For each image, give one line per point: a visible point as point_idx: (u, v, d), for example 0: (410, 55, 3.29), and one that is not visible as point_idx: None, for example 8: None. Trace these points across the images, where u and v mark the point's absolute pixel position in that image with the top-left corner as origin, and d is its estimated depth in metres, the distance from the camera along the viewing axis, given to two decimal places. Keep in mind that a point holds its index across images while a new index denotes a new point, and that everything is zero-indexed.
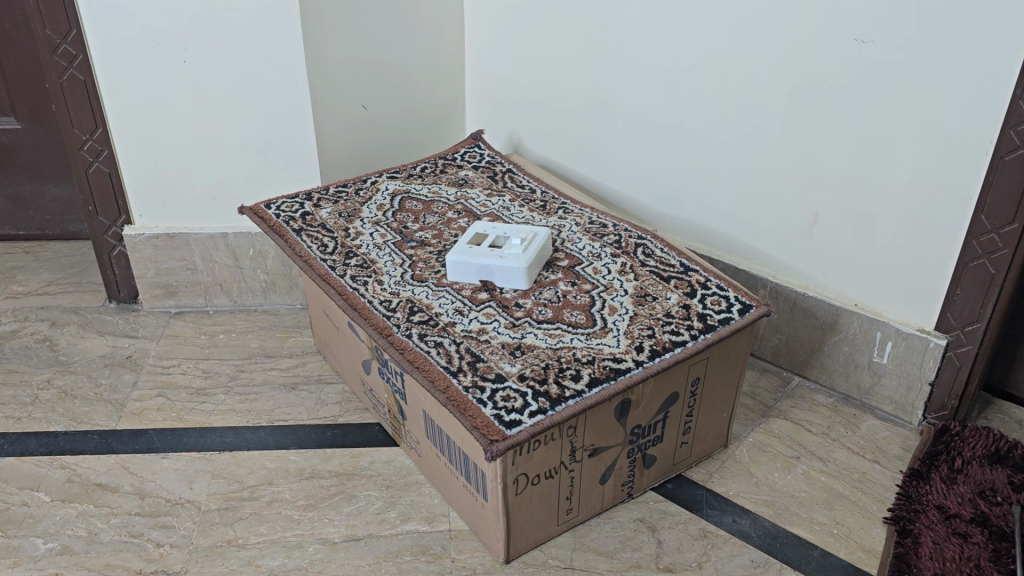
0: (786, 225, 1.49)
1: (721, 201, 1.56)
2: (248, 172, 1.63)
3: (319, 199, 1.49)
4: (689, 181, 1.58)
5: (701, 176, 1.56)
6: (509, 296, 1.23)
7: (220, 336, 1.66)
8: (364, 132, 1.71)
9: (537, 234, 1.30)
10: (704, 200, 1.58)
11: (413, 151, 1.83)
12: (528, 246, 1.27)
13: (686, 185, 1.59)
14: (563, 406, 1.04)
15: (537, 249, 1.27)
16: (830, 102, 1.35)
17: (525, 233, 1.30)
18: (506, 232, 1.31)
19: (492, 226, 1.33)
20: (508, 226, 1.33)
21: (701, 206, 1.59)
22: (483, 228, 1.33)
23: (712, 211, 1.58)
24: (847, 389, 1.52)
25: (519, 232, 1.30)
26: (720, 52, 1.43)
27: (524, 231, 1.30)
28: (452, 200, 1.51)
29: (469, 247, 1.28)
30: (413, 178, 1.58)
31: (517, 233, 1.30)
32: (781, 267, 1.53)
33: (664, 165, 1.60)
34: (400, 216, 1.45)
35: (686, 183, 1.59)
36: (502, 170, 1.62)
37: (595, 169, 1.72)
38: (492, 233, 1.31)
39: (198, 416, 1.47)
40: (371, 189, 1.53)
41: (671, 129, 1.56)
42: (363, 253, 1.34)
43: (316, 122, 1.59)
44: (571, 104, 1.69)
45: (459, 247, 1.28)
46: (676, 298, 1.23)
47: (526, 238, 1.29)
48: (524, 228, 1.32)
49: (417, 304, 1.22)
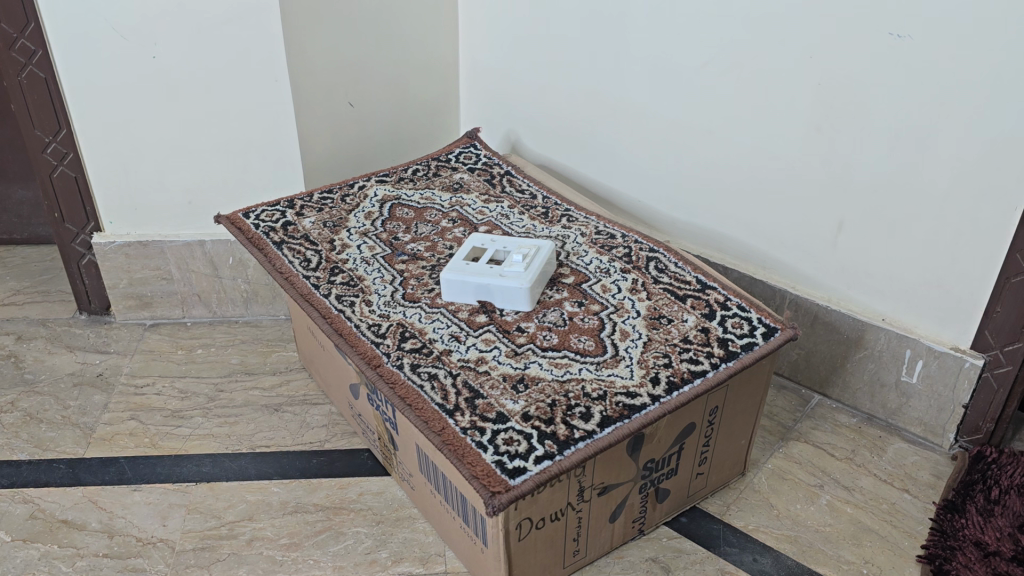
0: (809, 234, 1.38)
1: (736, 208, 1.45)
2: (226, 175, 1.51)
3: (302, 206, 1.38)
4: (702, 185, 1.47)
5: (715, 180, 1.45)
6: (510, 319, 1.12)
7: (198, 352, 1.55)
8: (352, 131, 1.59)
9: (540, 249, 1.19)
10: (718, 207, 1.47)
11: (404, 150, 1.71)
12: (531, 262, 1.16)
13: (699, 189, 1.48)
14: (573, 450, 0.93)
15: (540, 265, 1.16)
16: (860, 101, 1.23)
17: (527, 247, 1.19)
18: (506, 246, 1.20)
19: (490, 239, 1.22)
20: (508, 239, 1.22)
21: (714, 212, 1.48)
22: (480, 240, 1.22)
23: (726, 218, 1.47)
24: (871, 409, 1.42)
25: (520, 246, 1.19)
26: (738, 46, 1.32)
27: (525, 245, 1.19)
28: (447, 207, 1.40)
29: (465, 262, 1.17)
30: (404, 182, 1.46)
31: (518, 247, 1.19)
32: (801, 278, 1.43)
33: (675, 167, 1.49)
34: (390, 226, 1.34)
35: (699, 187, 1.48)
36: (501, 172, 1.50)
37: (599, 170, 1.60)
38: (491, 248, 1.20)
39: (173, 442, 1.36)
40: (359, 195, 1.42)
41: (684, 128, 1.45)
42: (350, 269, 1.23)
43: (298, 122, 1.47)
44: (574, 100, 1.57)
45: (455, 263, 1.17)
46: (694, 321, 1.12)
47: (528, 254, 1.18)
48: (525, 241, 1.21)
49: (409, 329, 1.11)
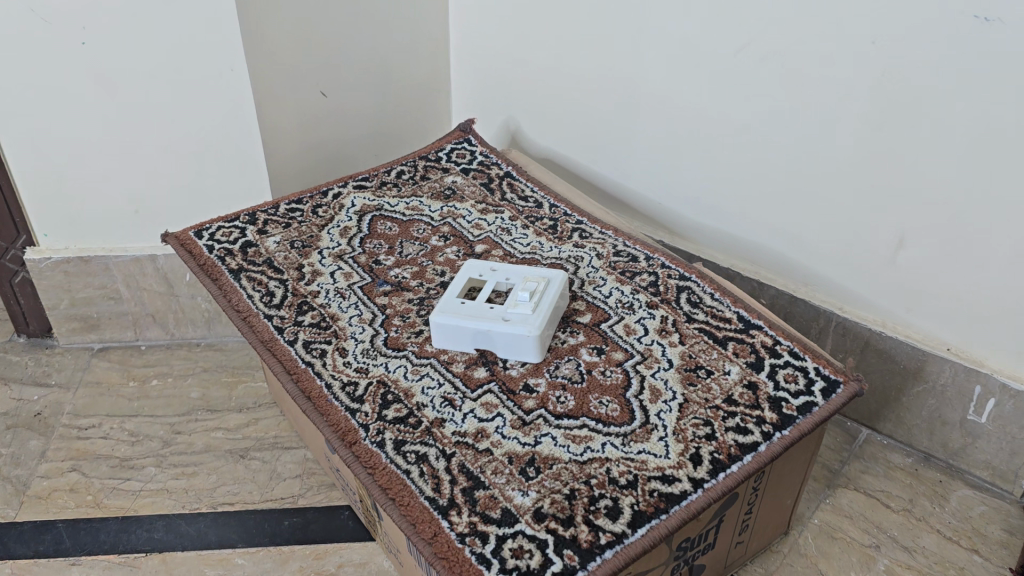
0: (862, 247, 1.18)
1: (774, 216, 1.24)
2: (178, 181, 1.29)
3: (266, 221, 1.17)
4: (732, 189, 1.27)
5: (749, 184, 1.24)
6: (515, 374, 0.92)
7: (153, 384, 1.35)
8: (325, 126, 1.36)
9: (550, 283, 0.98)
10: (752, 215, 1.27)
11: (388, 143, 1.49)
12: (540, 300, 0.96)
13: (731, 194, 1.27)
14: (599, 564, 0.73)
15: (551, 303, 0.96)
16: (931, 96, 1.02)
17: (536, 279, 0.99)
18: (510, 278, 1.00)
19: (490, 270, 1.02)
20: (511, 268, 1.02)
21: (748, 221, 1.28)
22: (478, 269, 1.02)
23: (763, 227, 1.27)
24: (929, 448, 1.23)
25: (527, 278, 0.99)
26: (781, 27, 1.10)
27: (533, 277, 0.99)
28: (437, 220, 1.19)
29: (461, 299, 0.96)
30: (387, 187, 1.25)
31: (523, 281, 0.98)
32: (850, 298, 1.23)
33: (702, 167, 1.28)
34: (370, 246, 1.13)
35: (731, 191, 1.27)
36: (499, 173, 1.28)
37: (613, 167, 1.39)
38: (491, 280, 1.00)
39: (121, 500, 1.16)
40: (333, 206, 1.20)
41: (714, 123, 1.23)
42: (321, 305, 1.02)
43: (260, 119, 1.25)
44: (582, 86, 1.36)
45: (448, 298, 0.97)
46: (738, 373, 0.93)
47: (537, 288, 0.97)
48: (533, 270, 1.01)
49: (393, 389, 0.90)
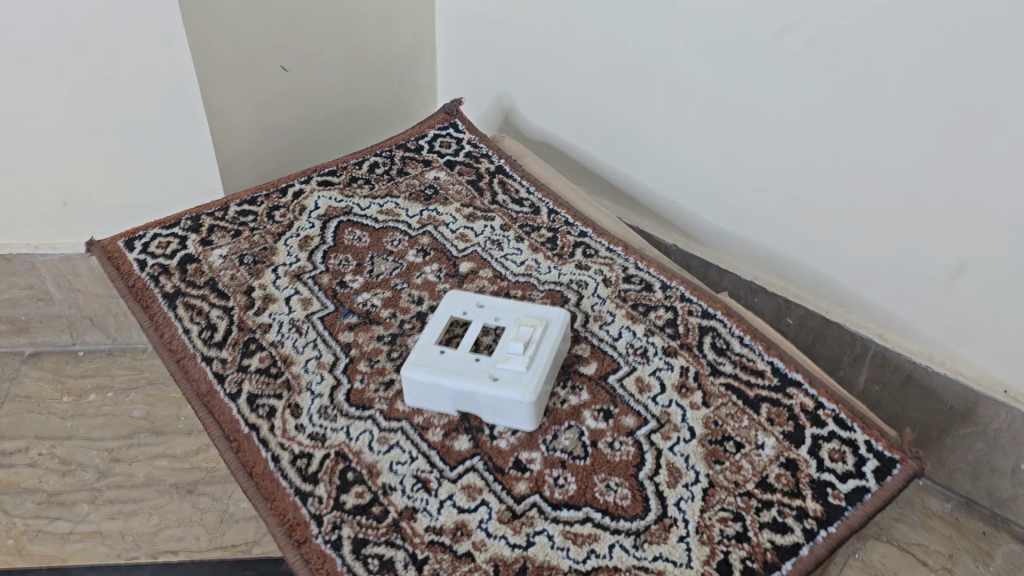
0: (912, 271, 1.00)
1: (809, 228, 1.07)
2: (112, 168, 1.10)
3: (212, 227, 0.98)
4: (760, 194, 1.09)
5: (781, 189, 1.07)
6: (504, 445, 0.76)
7: (90, 399, 1.18)
8: (289, 106, 1.15)
9: (550, 329, 0.81)
10: (782, 226, 1.10)
11: (364, 121, 1.29)
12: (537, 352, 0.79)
13: (759, 199, 1.10)
14: None
15: (550, 356, 0.79)
16: (1013, 102, 0.83)
17: (534, 322, 0.81)
18: (502, 319, 0.83)
19: (478, 307, 0.85)
20: (504, 305, 0.85)
21: (776, 230, 1.10)
22: (463, 306, 0.85)
23: (794, 239, 1.09)
24: (972, 495, 1.08)
25: (522, 321, 0.82)
26: (833, 10, 0.91)
27: (530, 319, 0.82)
28: (415, 227, 1.01)
29: (441, 347, 0.79)
30: (358, 184, 1.06)
31: (518, 325, 0.81)
32: (893, 325, 1.06)
33: (726, 168, 1.10)
34: (335, 262, 0.96)
35: (759, 197, 1.09)
36: (490, 168, 1.10)
37: (623, 159, 1.21)
38: (479, 321, 0.83)
39: (46, 546, 1.01)
40: (293, 208, 1.02)
41: (744, 117, 1.05)
42: (273, 345, 0.85)
43: (209, 104, 1.04)
44: (588, 64, 1.16)
45: (426, 345, 0.80)
46: (773, 448, 0.77)
47: (534, 335, 0.80)
48: (530, 309, 0.84)
49: (355, 465, 0.74)
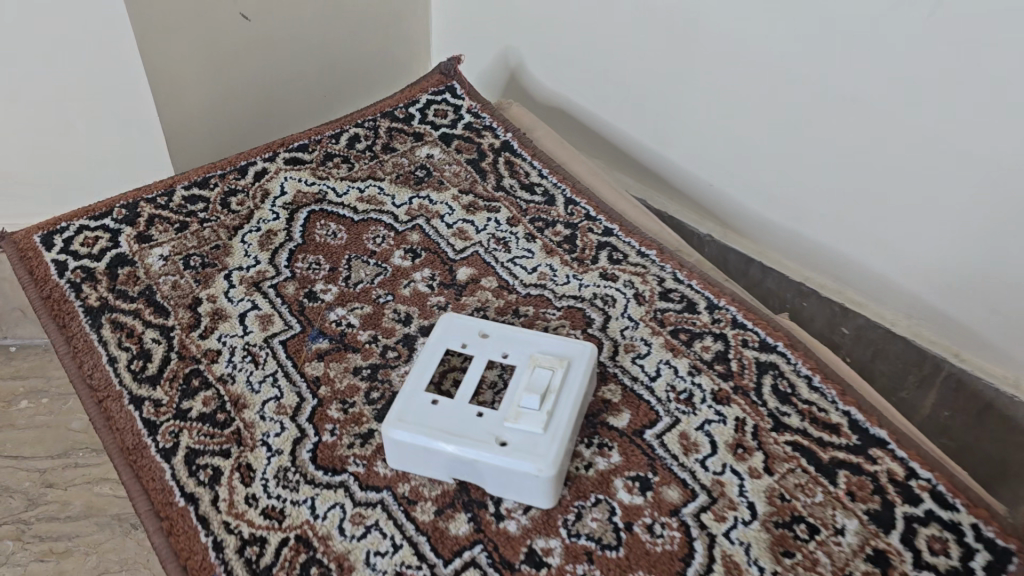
0: (1003, 286, 0.80)
1: (878, 226, 0.87)
2: (34, 136, 0.90)
3: (151, 218, 0.79)
4: (819, 181, 0.89)
5: (847, 178, 0.86)
6: (514, 529, 0.59)
7: (23, 407, 1.01)
8: (251, 65, 0.94)
9: (573, 373, 0.62)
10: (843, 220, 0.90)
11: (343, 82, 1.08)
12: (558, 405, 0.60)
13: (818, 188, 0.89)
14: None
15: (575, 410, 0.60)
16: None
17: (552, 362, 0.62)
18: (511, 354, 0.64)
19: (481, 337, 0.66)
20: (513, 334, 0.65)
21: (836, 224, 0.91)
22: (461, 333, 0.66)
23: (857, 238, 0.90)
24: None
25: (537, 359, 0.62)
26: None
27: (548, 356, 0.63)
28: (403, 220, 0.82)
29: (432, 395, 0.61)
30: (333, 162, 0.87)
31: (531, 367, 0.62)
32: (973, 345, 0.87)
33: (777, 148, 0.90)
34: (302, 265, 0.77)
35: (818, 186, 0.89)
36: (495, 144, 0.90)
37: (651, 132, 1.01)
38: (481, 357, 0.64)
39: None
40: (254, 193, 0.83)
41: (803, 90, 0.84)
42: (222, 381, 0.67)
43: (151, 65, 0.83)
44: (612, 15, 0.95)
45: (413, 390, 0.61)
46: (857, 536, 0.60)
47: (552, 379, 0.61)
48: (548, 341, 0.64)
49: (321, 556, 0.57)
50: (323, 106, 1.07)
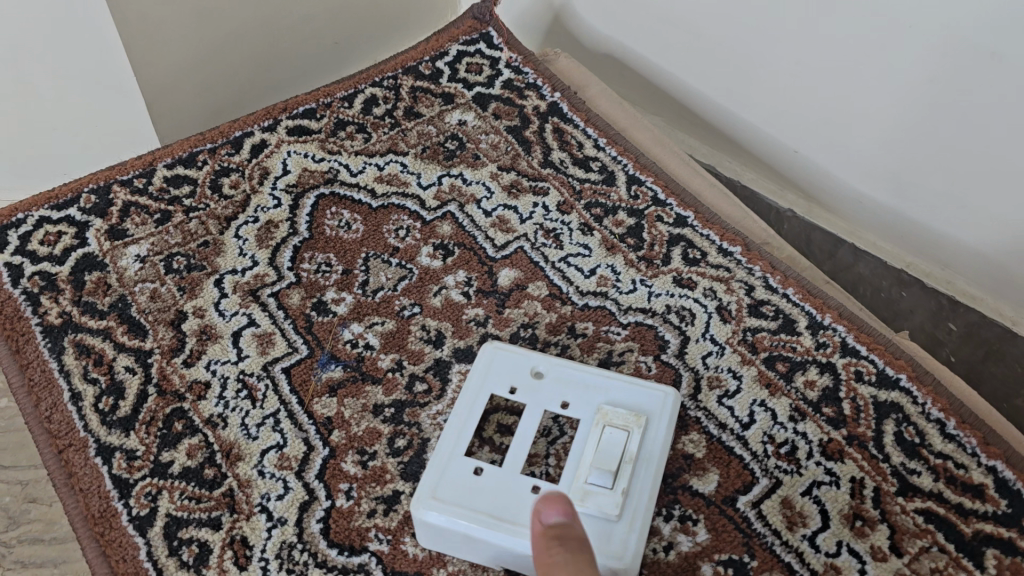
0: None
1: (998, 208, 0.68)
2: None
3: (127, 206, 0.65)
4: (920, 153, 0.70)
5: (960, 149, 0.67)
6: None
7: None
8: (246, 22, 0.75)
9: (651, 436, 0.49)
10: (952, 199, 0.71)
11: (365, 42, 0.87)
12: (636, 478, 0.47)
13: (918, 160, 0.71)
14: None
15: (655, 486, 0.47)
16: None
17: (626, 419, 0.49)
18: (572, 404, 0.51)
19: (535, 380, 0.52)
20: (575, 376, 0.52)
21: (943, 204, 0.72)
22: (510, 372, 0.53)
23: (970, 220, 0.71)
24: None
25: (607, 414, 0.49)
26: None
27: (620, 410, 0.49)
28: (431, 206, 0.67)
29: (475, 462, 0.48)
30: (347, 131, 0.72)
31: (599, 426, 0.49)
32: None
33: (867, 112, 0.72)
34: (308, 266, 0.63)
35: (919, 159, 0.71)
36: (541, 106, 0.75)
37: (721, 82, 0.83)
38: (534, 407, 0.51)
39: None
40: (251, 172, 0.68)
41: (913, 41, 0.65)
42: (211, 424, 0.55)
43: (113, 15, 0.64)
44: None
45: (450, 455, 0.49)
46: None
47: (627, 443, 0.48)
48: (619, 388, 0.51)
49: None
50: (341, 70, 0.87)
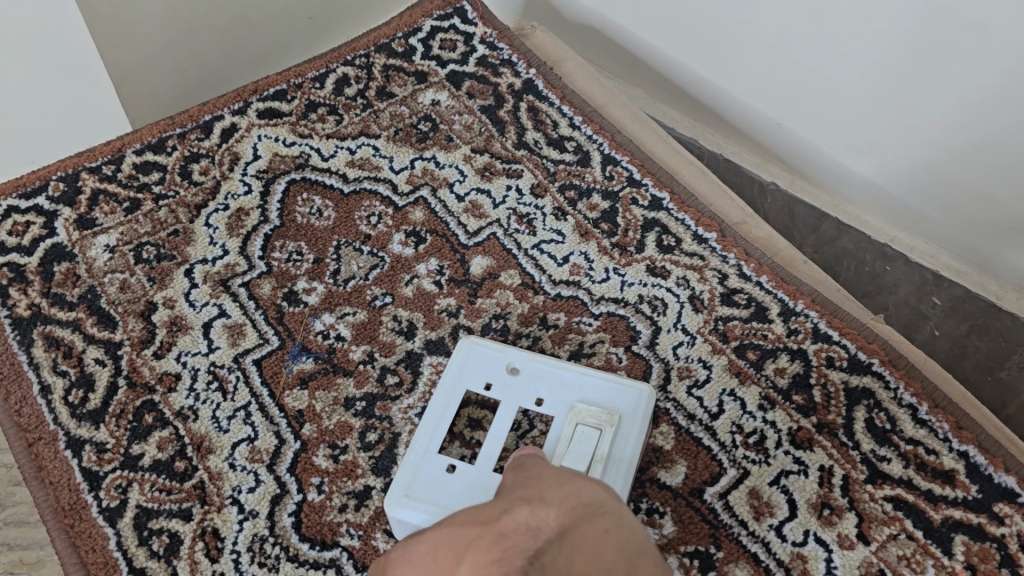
0: None
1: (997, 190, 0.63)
2: None
3: (95, 194, 0.64)
4: (910, 128, 0.64)
5: (955, 126, 0.61)
6: None
7: None
8: (213, 6, 0.73)
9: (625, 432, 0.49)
10: (947, 178, 0.65)
11: (342, 19, 0.85)
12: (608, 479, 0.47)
13: (907, 139, 0.65)
14: None
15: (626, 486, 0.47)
16: None
17: (599, 417, 0.49)
18: (547, 402, 0.51)
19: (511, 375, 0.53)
20: (549, 371, 0.52)
21: (937, 182, 0.66)
22: (486, 368, 0.53)
23: (963, 199, 0.66)
24: None
25: (580, 413, 0.49)
26: None
27: (594, 408, 0.50)
28: (404, 191, 0.67)
29: (449, 460, 0.49)
30: (318, 114, 0.71)
31: (573, 422, 0.49)
32: None
33: (857, 87, 0.64)
34: (280, 255, 0.63)
35: (915, 138, 0.64)
36: (516, 85, 0.73)
37: (693, 47, 0.75)
38: (509, 403, 0.52)
39: None
40: (221, 158, 0.67)
41: (906, 13, 0.57)
42: (182, 419, 0.55)
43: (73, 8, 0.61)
44: None
45: (425, 453, 0.50)
46: None
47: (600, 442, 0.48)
48: (591, 386, 0.51)
49: None
50: (317, 48, 0.85)
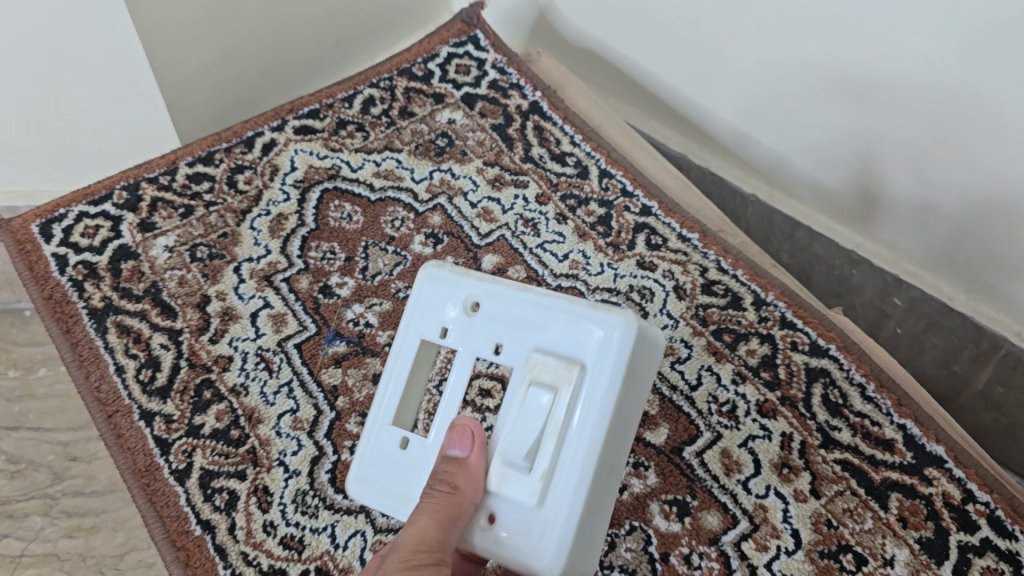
0: None
1: (971, 219, 0.69)
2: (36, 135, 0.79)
3: (155, 201, 0.74)
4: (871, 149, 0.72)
5: (905, 150, 0.69)
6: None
7: None
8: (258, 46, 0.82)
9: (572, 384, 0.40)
10: (913, 201, 0.72)
11: (367, 45, 0.96)
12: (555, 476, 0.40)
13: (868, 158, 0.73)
14: None
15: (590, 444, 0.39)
16: None
17: (557, 373, 0.40)
18: (506, 349, 0.43)
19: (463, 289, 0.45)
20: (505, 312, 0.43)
21: (915, 204, 0.72)
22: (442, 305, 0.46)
23: (929, 220, 0.73)
24: None
25: (536, 368, 0.41)
26: None
27: (552, 361, 0.40)
28: (423, 199, 0.76)
29: (401, 434, 0.45)
30: (347, 130, 0.80)
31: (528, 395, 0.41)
32: None
33: (851, 110, 0.71)
34: (316, 253, 0.72)
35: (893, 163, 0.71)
36: (523, 105, 0.83)
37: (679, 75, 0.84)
38: (467, 350, 0.44)
39: None
40: (262, 170, 0.77)
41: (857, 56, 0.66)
42: (236, 393, 0.64)
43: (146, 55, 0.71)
44: None
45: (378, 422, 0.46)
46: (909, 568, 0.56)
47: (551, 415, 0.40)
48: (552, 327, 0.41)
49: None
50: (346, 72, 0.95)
